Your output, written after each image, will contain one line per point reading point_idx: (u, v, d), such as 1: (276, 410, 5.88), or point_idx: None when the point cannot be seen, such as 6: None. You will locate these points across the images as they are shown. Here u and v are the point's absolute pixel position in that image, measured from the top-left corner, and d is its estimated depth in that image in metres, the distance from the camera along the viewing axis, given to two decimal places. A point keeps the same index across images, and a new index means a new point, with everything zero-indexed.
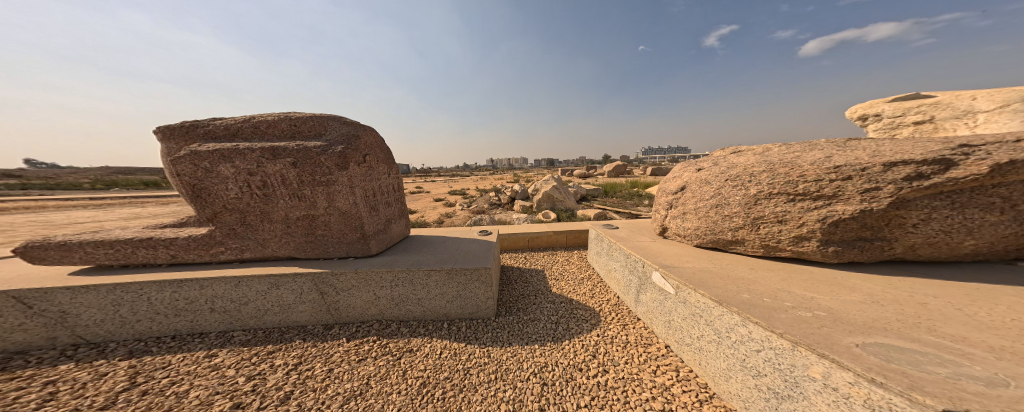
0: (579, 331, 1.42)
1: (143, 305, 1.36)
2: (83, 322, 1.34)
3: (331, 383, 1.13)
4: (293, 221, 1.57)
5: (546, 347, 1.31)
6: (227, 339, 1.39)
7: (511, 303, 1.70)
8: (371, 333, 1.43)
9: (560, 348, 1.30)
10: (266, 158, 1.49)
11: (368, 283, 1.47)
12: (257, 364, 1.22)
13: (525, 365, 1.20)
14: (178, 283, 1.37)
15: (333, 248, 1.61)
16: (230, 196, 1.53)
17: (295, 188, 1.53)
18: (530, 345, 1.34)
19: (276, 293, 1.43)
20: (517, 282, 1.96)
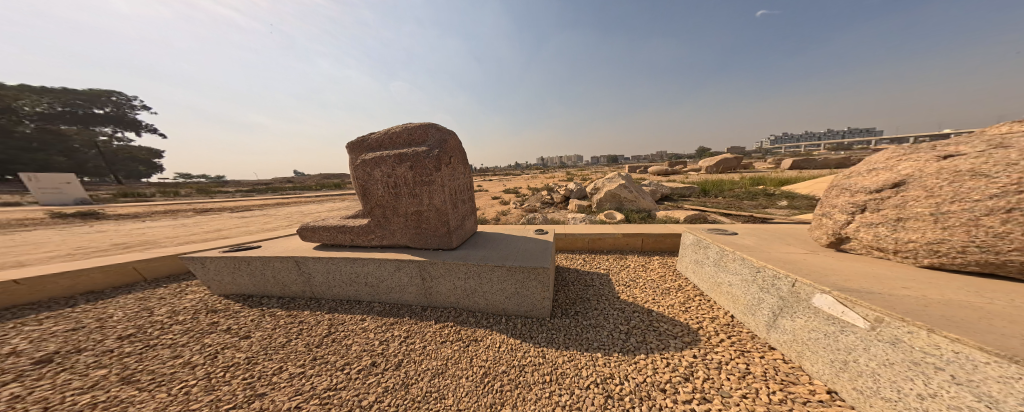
0: (656, 346, 1.27)
1: (332, 275, 1.76)
2: (311, 283, 1.81)
3: (410, 358, 1.27)
4: (405, 214, 1.94)
5: (610, 357, 1.22)
6: (370, 308, 1.71)
7: (568, 305, 1.64)
8: (450, 319, 1.56)
9: (629, 361, 1.19)
10: (389, 162, 1.89)
11: (447, 273, 1.61)
12: (358, 332, 1.47)
13: (587, 371, 1.15)
14: (350, 259, 1.71)
15: (433, 239, 1.91)
16: (379, 194, 1.97)
17: (411, 188, 1.88)
18: (591, 353, 1.25)
19: (383, 276, 1.69)
20: (575, 284, 1.88)
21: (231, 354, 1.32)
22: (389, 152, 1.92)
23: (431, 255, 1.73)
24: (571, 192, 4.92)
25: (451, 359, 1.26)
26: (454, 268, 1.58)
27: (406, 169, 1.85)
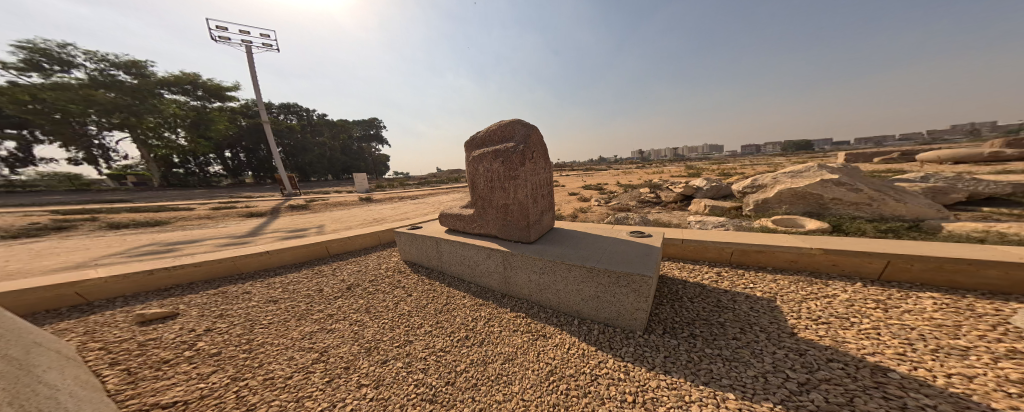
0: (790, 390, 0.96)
1: (451, 254, 2.15)
2: (437, 259, 2.29)
3: (490, 343, 1.39)
4: (494, 206, 2.14)
5: (716, 391, 1.00)
6: (474, 290, 1.97)
7: (663, 322, 1.42)
8: (529, 313, 1.62)
9: (744, 400, 0.95)
10: (482, 158, 2.16)
11: (527, 266, 1.68)
12: (455, 312, 1.69)
13: (673, 400, 0.99)
14: (463, 244, 2.03)
15: (515, 231, 2.04)
16: (471, 190, 2.27)
17: (498, 183, 2.06)
18: (697, 385, 1.03)
19: (479, 262, 1.93)
20: (687, 301, 1.59)
21: (373, 309, 1.76)
22: (483, 149, 2.21)
23: (513, 247, 1.85)
24: (707, 190, 4.21)
25: (525, 350, 1.31)
26: (533, 261, 1.63)
27: (494, 164, 2.07)
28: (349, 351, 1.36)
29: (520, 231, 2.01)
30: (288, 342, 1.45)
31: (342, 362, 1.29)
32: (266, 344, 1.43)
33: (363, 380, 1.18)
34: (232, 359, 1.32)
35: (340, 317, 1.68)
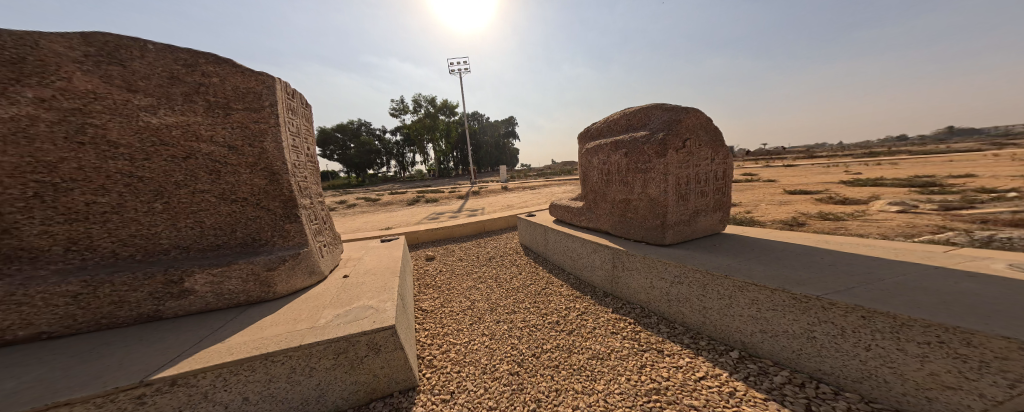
0: None
1: (569, 249, 2.69)
2: (546, 246, 3.21)
3: (582, 339, 1.64)
4: (621, 198, 2.62)
5: None
6: (595, 293, 2.24)
7: None
8: (662, 331, 1.62)
9: None
10: (620, 152, 2.57)
11: (659, 274, 1.70)
12: (556, 306, 2.10)
13: None
14: (576, 238, 2.54)
15: (642, 221, 2.40)
16: (603, 179, 2.82)
17: (631, 176, 2.46)
18: None
19: (612, 265, 2.11)
20: None
21: (496, 287, 2.54)
22: (622, 140, 2.61)
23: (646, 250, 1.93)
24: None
25: (622, 355, 1.45)
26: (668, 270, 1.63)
27: (632, 156, 2.43)
28: (480, 311, 2.14)
29: (642, 225, 2.41)
30: (455, 294, 2.48)
31: (472, 319, 2.01)
32: (445, 294, 2.50)
33: (483, 333, 1.84)
34: (431, 299, 2.42)
35: (477, 284, 2.65)
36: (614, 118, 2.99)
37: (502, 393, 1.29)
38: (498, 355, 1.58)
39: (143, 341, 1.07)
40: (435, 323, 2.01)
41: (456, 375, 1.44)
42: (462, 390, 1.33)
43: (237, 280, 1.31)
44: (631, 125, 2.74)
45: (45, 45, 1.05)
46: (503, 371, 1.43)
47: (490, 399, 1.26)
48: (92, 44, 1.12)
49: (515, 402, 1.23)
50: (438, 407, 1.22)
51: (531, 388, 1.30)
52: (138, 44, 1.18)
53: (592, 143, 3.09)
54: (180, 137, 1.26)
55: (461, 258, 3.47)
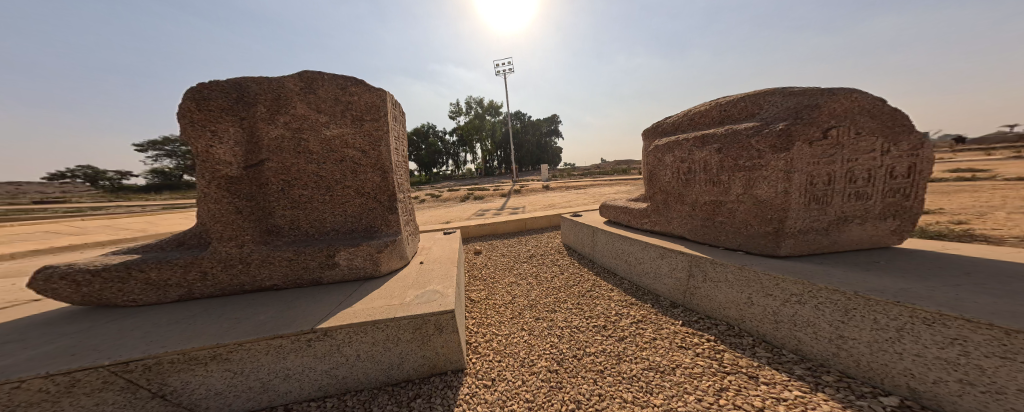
0: None
1: (633, 257, 2.68)
2: (603, 251, 3.27)
3: (637, 349, 1.66)
4: (711, 199, 2.31)
5: None
6: (670, 307, 2.14)
7: None
8: (768, 356, 1.40)
9: None
10: (716, 147, 2.23)
11: (757, 286, 1.52)
12: (605, 312, 2.18)
13: None
14: (642, 245, 2.55)
15: (745, 227, 2.10)
16: (676, 179, 2.62)
17: (719, 173, 2.22)
18: None
19: (695, 277, 1.97)
20: None
21: (536, 286, 2.87)
22: (718, 133, 2.26)
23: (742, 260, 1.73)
24: None
25: (693, 373, 1.38)
26: (768, 282, 1.45)
27: (735, 151, 2.10)
28: (520, 306, 2.47)
29: (745, 231, 2.10)
30: (499, 289, 2.90)
31: (513, 314, 2.32)
32: (490, 288, 2.94)
33: (522, 327, 2.09)
34: (478, 291, 2.88)
35: (517, 281, 3.06)
36: (704, 107, 2.60)
37: (539, 387, 1.44)
38: (536, 351, 1.77)
39: (309, 298, 1.81)
40: (481, 313, 2.39)
41: (497, 363, 1.68)
42: (501, 379, 1.54)
43: (360, 259, 2.02)
44: (730, 115, 2.36)
45: (289, 82, 2.03)
46: (541, 367, 1.60)
47: (527, 391, 1.43)
48: (304, 79, 2.04)
49: (551, 397, 1.37)
50: (480, 391, 1.44)
51: (570, 389, 1.40)
52: (322, 76, 2.07)
53: (670, 138, 2.74)
54: (336, 144, 2.15)
55: (505, 258, 3.96)
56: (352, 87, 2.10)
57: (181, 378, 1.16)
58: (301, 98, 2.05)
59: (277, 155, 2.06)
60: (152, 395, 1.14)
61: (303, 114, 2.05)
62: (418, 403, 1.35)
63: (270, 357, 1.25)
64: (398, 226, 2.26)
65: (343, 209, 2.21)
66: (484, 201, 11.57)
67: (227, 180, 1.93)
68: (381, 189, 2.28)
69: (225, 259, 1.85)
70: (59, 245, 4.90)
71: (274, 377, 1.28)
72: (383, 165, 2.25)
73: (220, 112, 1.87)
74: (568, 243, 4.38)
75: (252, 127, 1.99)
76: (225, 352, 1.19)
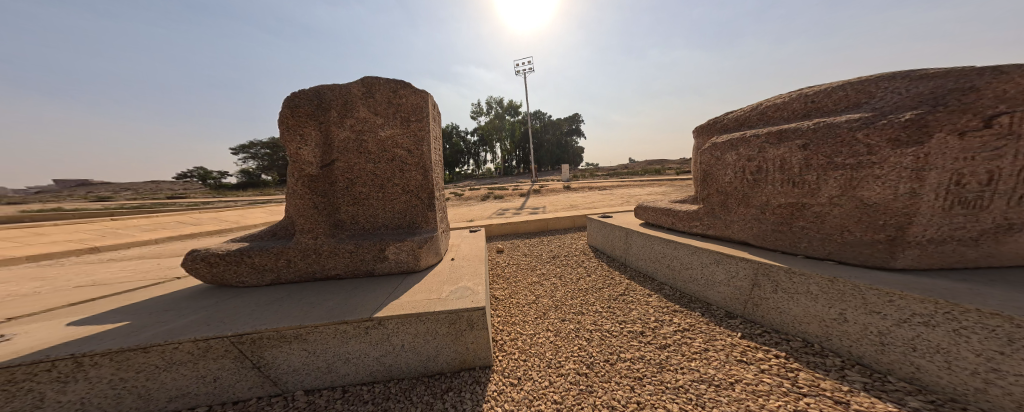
0: None
1: (677, 261, 2.59)
2: (636, 254, 3.21)
3: (684, 359, 1.70)
4: (790, 203, 1.87)
5: None
6: (726, 317, 2.07)
7: None
8: (866, 381, 1.28)
9: None
10: (801, 141, 1.78)
11: (858, 302, 1.38)
12: (643, 318, 2.23)
13: None
14: (689, 250, 2.45)
15: (839, 234, 1.66)
16: (729, 180, 2.22)
17: (801, 173, 1.79)
18: None
19: (764, 288, 1.85)
20: None
21: (561, 287, 3.00)
22: (803, 125, 1.80)
23: (833, 270, 1.58)
24: None
25: (758, 391, 1.37)
26: (873, 297, 1.32)
27: (831, 146, 1.65)
28: (543, 307, 2.62)
29: (841, 242, 1.66)
30: (522, 288, 3.09)
31: (537, 314, 2.49)
32: (513, 286, 3.15)
33: (547, 328, 2.26)
34: (502, 289, 3.10)
35: (541, 282, 3.20)
36: (779, 99, 2.15)
37: (567, 390, 1.58)
38: (563, 353, 1.92)
39: (359, 293, 2.19)
40: (505, 312, 2.60)
41: (524, 363, 1.87)
42: (528, 379, 1.72)
43: (405, 254, 2.60)
44: (820, 107, 1.89)
45: (358, 88, 2.77)
46: (569, 370, 1.75)
47: (555, 392, 1.59)
48: (370, 88, 2.78)
49: (582, 400, 1.50)
50: (507, 389, 1.64)
51: (603, 394, 1.52)
52: (381, 82, 2.79)
53: (727, 135, 2.28)
54: (386, 141, 2.85)
55: (526, 258, 4.13)
56: (401, 90, 2.81)
57: (273, 354, 1.58)
58: (364, 102, 2.78)
59: (344, 155, 2.82)
60: (253, 365, 1.57)
61: (365, 117, 2.80)
62: (450, 395, 1.60)
63: (338, 339, 1.63)
64: (433, 222, 2.98)
65: (393, 206, 2.94)
66: (506, 202, 11.84)
67: (312, 178, 2.70)
68: (421, 187, 2.96)
69: (305, 248, 2.54)
70: (183, 233, 6.12)
71: (336, 359, 1.66)
72: (423, 164, 2.93)
73: (306, 117, 2.62)
74: (593, 244, 4.38)
75: (327, 129, 2.77)
76: (305, 333, 1.59)
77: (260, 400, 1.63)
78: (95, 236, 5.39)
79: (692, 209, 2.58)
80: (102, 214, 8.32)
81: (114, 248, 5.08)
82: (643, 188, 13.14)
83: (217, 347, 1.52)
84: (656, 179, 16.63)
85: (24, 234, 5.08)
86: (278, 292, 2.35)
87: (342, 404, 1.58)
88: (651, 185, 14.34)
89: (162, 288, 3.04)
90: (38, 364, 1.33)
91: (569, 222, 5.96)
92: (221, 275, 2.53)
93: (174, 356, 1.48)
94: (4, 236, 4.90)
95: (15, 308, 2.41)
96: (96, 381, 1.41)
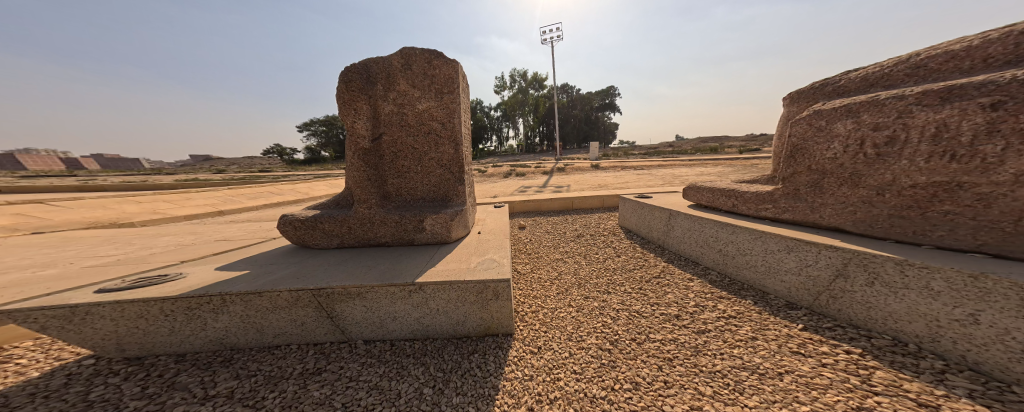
0: None
1: (730, 247, 2.21)
2: (677, 237, 2.84)
3: (723, 344, 1.49)
4: (936, 182, 1.34)
5: None
6: (788, 307, 1.74)
7: None
8: (975, 388, 0.99)
9: None
10: (988, 99, 1.19)
11: (1009, 303, 0.98)
12: (680, 301, 1.98)
13: None
14: (747, 234, 2.06)
15: (1012, 223, 1.17)
16: (827, 156, 1.75)
17: (958, 146, 1.27)
18: None
19: (852, 280, 1.46)
20: None
21: (585, 265, 2.81)
22: (1003, 75, 1.18)
23: (980, 265, 1.13)
24: None
25: (814, 383, 1.15)
26: None
27: None
28: (567, 283, 2.45)
29: (1010, 232, 1.18)
30: (544, 263, 2.95)
31: (560, 290, 2.34)
32: (535, 261, 3.01)
33: (569, 304, 2.11)
34: (525, 263, 2.97)
35: (566, 259, 3.03)
36: (958, 44, 1.52)
37: (588, 363, 1.46)
38: (585, 328, 1.78)
39: (397, 260, 2.17)
40: (527, 285, 2.47)
41: (544, 334, 1.76)
42: (548, 348, 1.61)
43: (440, 225, 2.51)
44: None
45: (399, 61, 2.61)
46: (591, 344, 1.61)
47: (575, 363, 1.47)
48: (409, 60, 2.60)
49: (602, 373, 1.38)
50: (527, 356, 1.54)
51: (627, 370, 1.38)
52: (421, 53, 2.60)
53: (829, 103, 1.79)
54: (426, 116, 2.71)
55: (551, 235, 3.94)
56: (435, 61, 2.61)
57: (342, 307, 1.58)
58: (403, 75, 2.63)
59: (389, 129, 2.73)
60: (328, 315, 1.59)
61: (404, 90, 2.65)
62: (475, 357, 1.53)
63: (387, 300, 1.58)
64: (463, 196, 2.84)
65: (428, 179, 2.85)
66: (534, 179, 11.57)
67: (365, 152, 2.61)
68: (454, 161, 2.82)
69: (361, 217, 2.52)
70: (274, 200, 6.82)
71: (386, 316, 1.62)
72: (456, 137, 2.76)
73: (359, 91, 2.49)
74: (624, 225, 4.03)
75: (375, 104, 2.65)
76: (366, 291, 1.55)
77: (332, 344, 1.65)
78: (222, 201, 6.22)
79: (763, 190, 2.12)
80: (216, 183, 9.71)
81: (233, 211, 5.82)
82: (685, 170, 11.94)
83: (303, 298, 1.54)
84: (698, 160, 15.10)
85: (178, 196, 6.06)
86: (343, 255, 2.42)
87: (391, 356, 1.55)
88: (693, 166, 12.97)
89: (270, 244, 3.36)
90: (201, 297, 1.46)
91: (599, 202, 5.61)
92: (302, 238, 2.62)
93: (277, 302, 1.53)
94: (171, 197, 5.91)
95: (187, 253, 2.77)
96: (233, 315, 1.52)
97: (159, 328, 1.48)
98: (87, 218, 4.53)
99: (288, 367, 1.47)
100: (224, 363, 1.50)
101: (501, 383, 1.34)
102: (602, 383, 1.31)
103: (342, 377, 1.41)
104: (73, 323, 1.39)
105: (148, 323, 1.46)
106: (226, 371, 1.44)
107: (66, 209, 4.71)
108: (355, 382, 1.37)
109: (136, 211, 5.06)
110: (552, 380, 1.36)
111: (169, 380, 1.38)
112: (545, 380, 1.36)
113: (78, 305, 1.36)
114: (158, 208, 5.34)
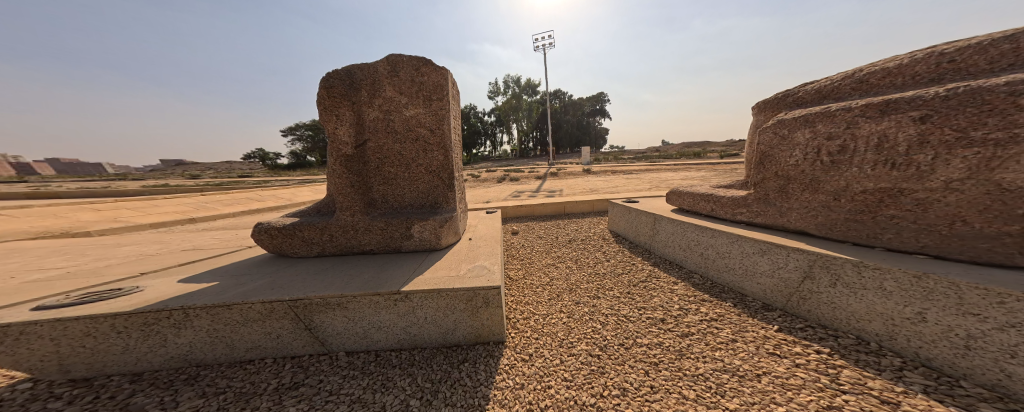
0: None
1: (710, 250, 2.27)
2: (662, 241, 2.90)
3: (705, 347, 1.52)
4: (881, 188, 1.42)
5: None
6: (764, 308, 1.80)
7: None
8: (929, 383, 1.04)
9: None
10: (917, 112, 1.30)
11: (949, 301, 1.05)
12: (665, 305, 2.02)
13: None
14: (725, 237, 2.12)
15: (946, 226, 1.25)
16: (790, 162, 1.82)
17: (895, 155, 1.37)
18: None
19: (818, 281, 1.52)
20: None
21: (575, 270, 2.84)
22: (926, 91, 1.29)
23: (926, 265, 1.21)
24: None
25: (789, 384, 1.19)
26: (975, 298, 0.99)
27: (969, 116, 1.17)
28: (557, 290, 2.46)
29: (945, 234, 1.25)
30: (534, 269, 2.95)
31: (551, 296, 2.34)
32: (527, 267, 3.01)
33: (560, 310, 2.12)
34: (516, 270, 2.96)
35: (556, 264, 3.04)
36: (894, 61, 1.62)
37: (577, 369, 1.47)
38: (577, 334, 1.79)
39: (385, 268, 2.14)
40: (519, 292, 2.46)
41: (536, 341, 1.75)
42: (539, 356, 1.61)
43: (429, 231, 2.50)
44: (963, 67, 1.39)
45: (385, 67, 2.61)
46: (580, 350, 1.62)
47: (566, 370, 1.47)
48: (396, 66, 2.61)
49: (592, 379, 1.38)
50: (519, 364, 1.53)
51: (614, 375, 1.39)
52: (408, 60, 2.60)
53: (790, 113, 1.88)
54: (412, 122, 2.71)
55: (542, 240, 3.96)
56: (422, 68, 2.62)
57: (321, 318, 1.54)
58: (389, 81, 2.63)
59: (376, 135, 2.71)
60: (306, 326, 1.54)
61: (391, 96, 2.65)
62: (466, 366, 1.51)
63: (371, 310, 1.55)
64: (453, 202, 2.82)
65: (417, 186, 2.83)
66: (525, 184, 11.61)
67: (348, 158, 2.59)
68: (443, 167, 2.81)
69: (345, 224, 2.48)
70: (253, 207, 6.59)
71: (370, 327, 1.59)
72: (444, 144, 2.76)
73: (341, 97, 2.50)
74: (613, 229, 4.08)
75: (359, 110, 2.63)
76: (346, 301, 1.52)
77: (311, 356, 1.60)
78: (193, 208, 5.95)
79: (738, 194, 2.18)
80: (191, 190, 9.33)
81: (206, 219, 5.59)
82: (672, 173, 12.31)
83: (278, 309, 1.49)
84: (685, 164, 15.56)
85: (144, 203, 5.76)
86: (324, 264, 2.35)
87: (375, 367, 1.51)
88: (680, 170, 13.36)
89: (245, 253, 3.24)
90: (159, 311, 1.40)
91: (590, 206, 5.68)
92: (281, 246, 2.54)
93: (249, 315, 1.48)
94: (134, 205, 5.61)
95: (146, 265, 2.62)
96: (199, 330, 1.46)
97: (111, 346, 1.40)
98: (34, 228, 4.23)
99: (261, 382, 1.41)
100: (187, 381, 1.41)
101: (491, 392, 1.33)
102: (592, 390, 1.31)
103: (321, 391, 1.36)
104: (6, 344, 1.31)
105: (96, 341, 1.38)
106: (191, 389, 1.36)
107: (14, 219, 4.40)
108: (335, 396, 1.33)
109: (94, 220, 4.78)
110: (542, 388, 1.36)
111: (121, 401, 1.28)
112: (536, 388, 1.36)
113: (9, 324, 1.30)
114: (118, 216, 5.06)
